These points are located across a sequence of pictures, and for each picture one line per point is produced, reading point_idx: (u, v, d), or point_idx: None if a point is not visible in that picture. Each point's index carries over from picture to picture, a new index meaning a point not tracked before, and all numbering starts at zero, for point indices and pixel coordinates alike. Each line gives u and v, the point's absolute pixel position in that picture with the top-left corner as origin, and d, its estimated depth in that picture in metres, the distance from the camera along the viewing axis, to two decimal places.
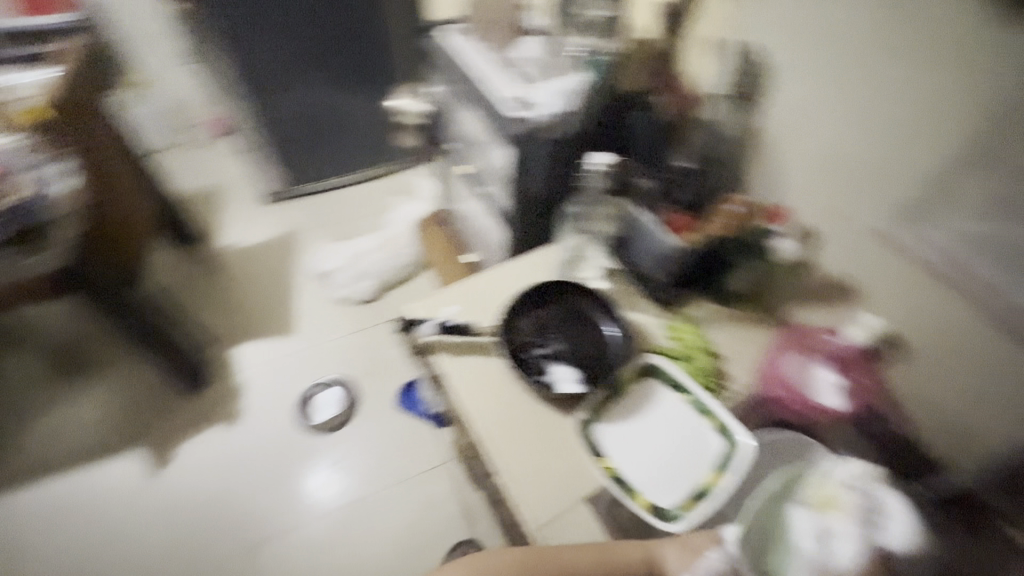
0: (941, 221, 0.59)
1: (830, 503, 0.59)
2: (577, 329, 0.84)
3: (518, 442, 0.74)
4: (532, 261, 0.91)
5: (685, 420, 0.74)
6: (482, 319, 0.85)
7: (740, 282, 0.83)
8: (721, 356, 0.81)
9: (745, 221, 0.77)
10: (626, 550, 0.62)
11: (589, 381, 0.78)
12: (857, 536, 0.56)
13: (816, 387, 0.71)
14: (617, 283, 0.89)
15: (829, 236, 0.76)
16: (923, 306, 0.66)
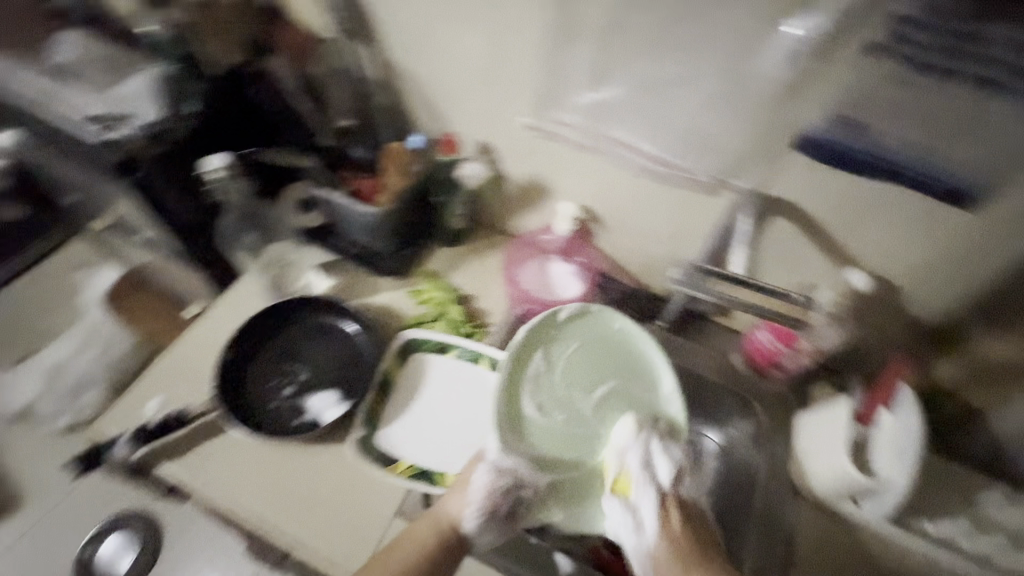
0: (569, 100, 0.62)
1: (625, 484, 0.58)
2: (316, 347, 0.73)
3: (297, 504, 0.62)
4: (233, 300, 0.76)
5: (459, 376, 0.72)
6: (195, 395, 0.68)
7: (458, 219, 0.81)
8: (469, 296, 0.81)
9: (412, 163, 0.73)
10: (423, 532, 0.58)
11: (351, 394, 0.69)
12: (648, 501, 0.58)
13: (553, 279, 0.77)
14: (343, 275, 0.80)
15: (500, 147, 0.74)
16: (595, 180, 0.71)
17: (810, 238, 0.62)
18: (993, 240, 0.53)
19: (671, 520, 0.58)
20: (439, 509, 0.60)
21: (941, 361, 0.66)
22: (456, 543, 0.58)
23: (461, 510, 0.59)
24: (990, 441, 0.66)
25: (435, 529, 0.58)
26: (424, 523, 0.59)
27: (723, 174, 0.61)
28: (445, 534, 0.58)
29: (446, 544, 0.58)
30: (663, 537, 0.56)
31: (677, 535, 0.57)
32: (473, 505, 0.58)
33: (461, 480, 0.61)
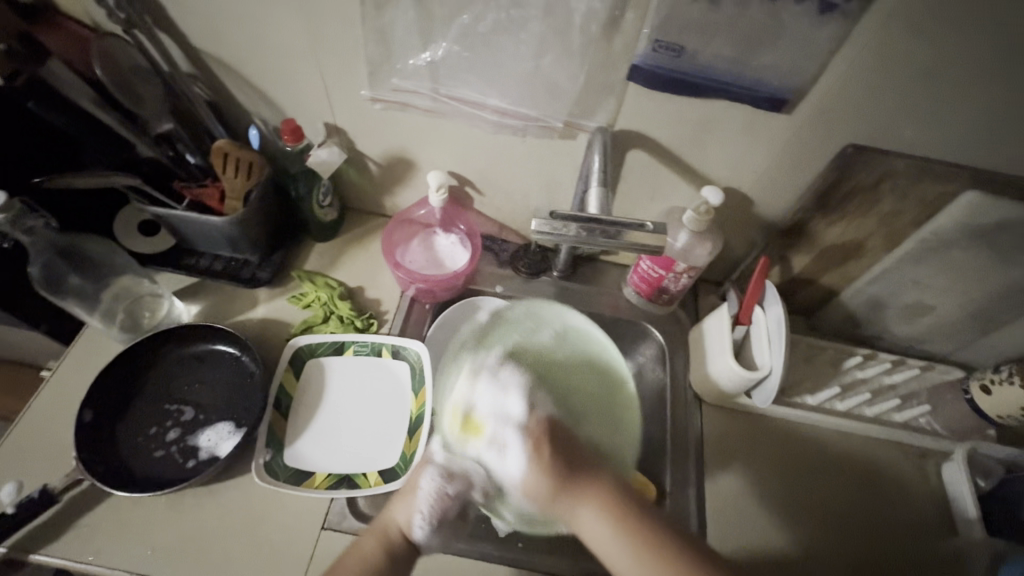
0: (406, 65, 0.60)
1: (478, 430, 0.53)
2: (195, 380, 0.66)
3: (209, 549, 0.57)
4: (86, 348, 0.68)
5: (361, 372, 0.70)
6: (60, 467, 0.60)
7: (326, 210, 0.76)
8: (360, 287, 0.77)
9: (248, 161, 0.66)
10: (369, 550, 0.49)
11: (244, 420, 0.64)
12: (511, 445, 0.50)
13: (442, 251, 0.76)
14: (213, 295, 0.73)
15: (350, 127, 0.69)
16: (456, 145, 0.69)
17: (665, 164, 0.66)
18: (811, 137, 0.59)
19: (538, 446, 0.50)
20: (384, 521, 0.51)
21: (794, 255, 0.72)
22: (409, 552, 0.50)
23: (409, 519, 0.50)
24: (844, 313, 0.76)
25: (381, 543, 0.49)
26: (370, 539, 0.50)
27: (572, 117, 0.62)
28: (394, 544, 0.50)
29: (397, 554, 0.49)
30: (530, 465, 0.49)
31: (542, 445, 0.50)
32: (424, 513, 0.49)
33: (410, 486, 0.51)
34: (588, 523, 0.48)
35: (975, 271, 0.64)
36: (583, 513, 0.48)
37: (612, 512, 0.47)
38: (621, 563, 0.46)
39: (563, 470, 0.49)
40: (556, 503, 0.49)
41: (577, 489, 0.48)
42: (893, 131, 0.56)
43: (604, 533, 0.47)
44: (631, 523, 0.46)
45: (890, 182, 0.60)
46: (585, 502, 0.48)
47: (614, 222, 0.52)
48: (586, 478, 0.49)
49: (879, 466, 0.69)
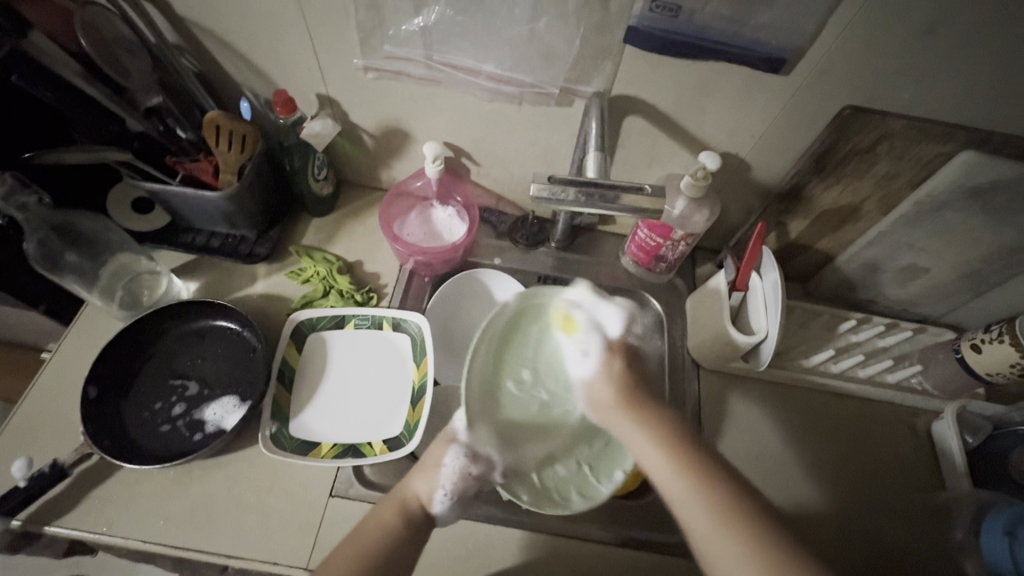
0: (399, 31, 0.58)
1: (575, 327, 0.61)
2: (198, 356, 0.67)
3: (220, 518, 0.59)
4: (86, 326, 0.68)
5: (363, 345, 0.70)
6: (68, 442, 0.61)
7: (322, 184, 0.75)
8: (358, 261, 0.77)
9: (242, 134, 0.65)
10: (386, 515, 0.51)
11: (248, 394, 0.65)
12: (593, 350, 0.59)
13: (439, 222, 0.76)
14: (211, 271, 0.73)
15: (343, 98, 0.68)
16: (452, 115, 0.68)
17: (662, 130, 0.65)
18: (809, 99, 0.59)
19: (614, 366, 0.57)
20: (401, 491, 0.54)
21: (791, 220, 0.72)
22: (424, 522, 0.53)
23: (431, 491, 0.54)
24: (839, 278, 0.77)
25: (399, 510, 0.52)
26: (389, 506, 0.52)
27: (569, 83, 0.61)
28: (411, 512, 0.52)
29: (414, 520, 0.52)
30: (607, 379, 0.56)
31: (618, 373, 0.56)
32: (446, 487, 0.55)
33: (429, 461, 0.56)
34: (640, 446, 0.51)
35: (969, 232, 0.64)
36: (631, 428, 0.53)
37: (666, 440, 0.50)
38: (670, 486, 0.48)
39: (628, 393, 0.55)
40: (614, 416, 0.55)
41: (639, 413, 0.53)
42: (891, 91, 0.56)
43: (655, 452, 0.50)
44: (684, 449, 0.49)
45: (887, 145, 0.60)
46: (643, 424, 0.52)
47: (613, 186, 0.52)
48: (649, 408, 0.53)
49: (871, 425, 0.71)
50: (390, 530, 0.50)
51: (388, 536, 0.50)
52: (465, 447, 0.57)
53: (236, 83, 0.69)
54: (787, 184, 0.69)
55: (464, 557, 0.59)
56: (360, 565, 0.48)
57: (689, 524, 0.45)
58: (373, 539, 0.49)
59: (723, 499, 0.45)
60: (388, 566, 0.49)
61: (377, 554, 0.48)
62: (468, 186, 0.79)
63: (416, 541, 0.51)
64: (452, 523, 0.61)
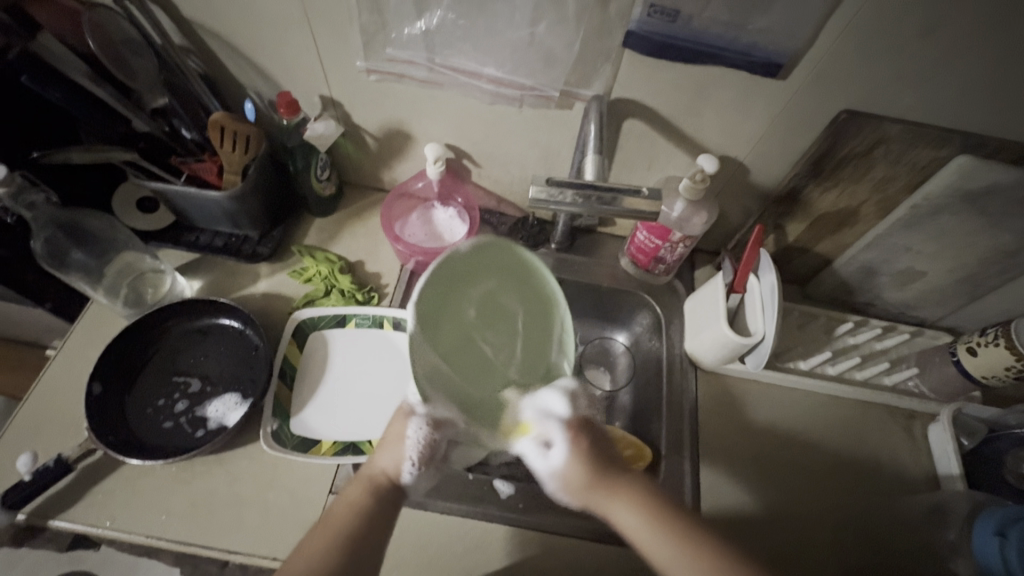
0: (401, 34, 0.59)
1: (528, 428, 0.53)
2: (201, 354, 0.68)
3: (222, 514, 0.59)
4: (91, 323, 0.69)
5: (363, 344, 0.71)
6: (73, 437, 0.62)
7: (324, 185, 0.76)
8: (359, 260, 0.78)
9: (247, 135, 0.66)
10: (354, 495, 0.50)
11: (250, 391, 0.65)
12: (554, 434, 0.52)
13: (440, 223, 0.77)
14: (214, 270, 0.74)
15: (346, 100, 0.69)
16: (453, 117, 0.69)
17: (661, 133, 0.66)
18: (806, 102, 0.59)
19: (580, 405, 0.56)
20: (367, 469, 0.53)
21: (788, 223, 0.73)
22: (393, 492, 0.51)
23: (397, 465, 0.52)
24: (837, 280, 0.77)
25: (368, 487, 0.51)
26: (356, 485, 0.52)
27: (568, 86, 0.62)
28: (379, 487, 0.51)
29: (383, 494, 0.51)
30: (572, 459, 0.51)
31: (585, 447, 0.52)
32: (410, 458, 0.52)
33: (389, 432, 0.54)
34: (626, 522, 0.49)
35: (966, 236, 0.65)
36: (617, 508, 0.49)
37: (649, 513, 0.48)
38: (660, 555, 0.47)
39: (601, 469, 0.51)
40: (592, 498, 0.50)
41: (613, 487, 0.50)
42: (888, 95, 0.56)
43: (642, 529, 0.48)
44: (667, 520, 0.48)
45: (883, 149, 0.61)
46: (621, 499, 0.49)
47: (610, 188, 0.53)
48: (620, 481, 0.51)
49: (868, 427, 0.71)
50: (359, 510, 0.49)
51: (356, 515, 0.49)
52: (425, 417, 0.53)
53: (241, 84, 0.70)
54: (785, 187, 0.69)
55: (462, 553, 0.60)
56: (332, 547, 0.46)
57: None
58: (343, 521, 0.48)
59: (723, 560, 0.45)
60: (362, 544, 0.47)
61: (347, 533, 0.47)
62: (468, 187, 0.80)
63: (388, 514, 0.50)
64: (449, 519, 0.62)
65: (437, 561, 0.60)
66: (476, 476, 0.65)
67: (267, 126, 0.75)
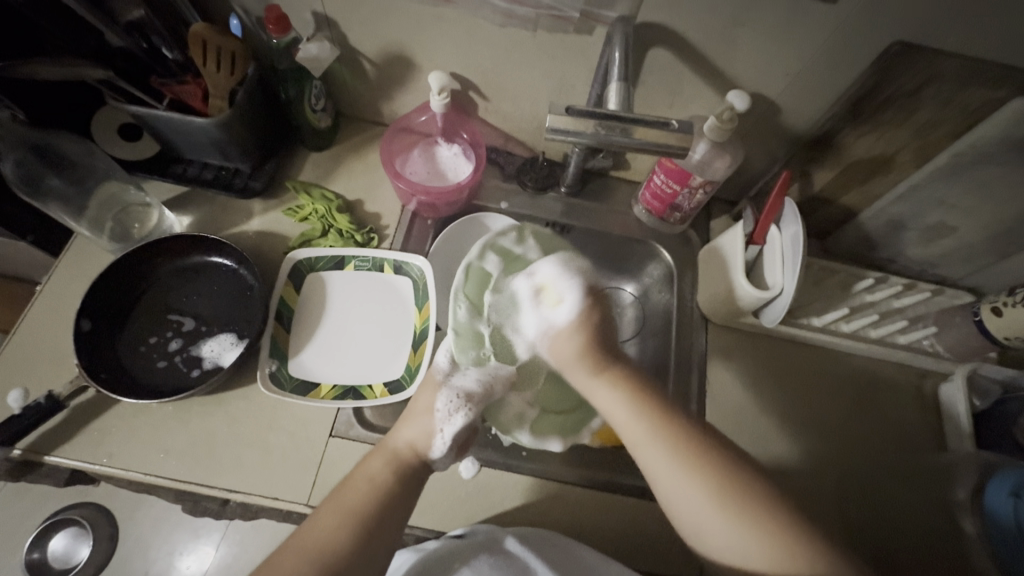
0: None
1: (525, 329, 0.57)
2: (192, 292, 0.65)
3: (222, 453, 0.59)
4: (76, 257, 0.66)
5: (363, 287, 0.68)
6: (65, 373, 0.60)
7: (320, 116, 0.71)
8: (357, 199, 0.74)
9: (232, 53, 0.59)
10: (377, 470, 0.50)
11: (246, 331, 0.63)
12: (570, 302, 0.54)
13: (445, 162, 0.72)
14: (204, 206, 0.70)
15: (342, 17, 0.62)
16: (461, 40, 0.62)
17: (688, 65, 0.60)
18: (855, 33, 0.53)
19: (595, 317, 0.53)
20: (391, 442, 0.53)
21: (816, 171, 0.68)
22: (418, 469, 0.52)
23: (421, 437, 0.52)
24: (861, 235, 0.73)
25: (390, 462, 0.51)
26: (377, 462, 0.51)
27: (589, 6, 0.55)
28: (405, 462, 0.52)
29: (409, 472, 0.51)
30: (575, 326, 0.53)
31: (593, 328, 0.53)
32: (445, 432, 0.53)
33: (415, 407, 0.55)
34: (608, 399, 0.50)
35: (1008, 188, 0.61)
36: (601, 389, 0.51)
37: (632, 392, 0.50)
38: (633, 431, 0.48)
39: (594, 348, 0.52)
40: (586, 381, 0.52)
41: (603, 365, 0.52)
42: (950, 26, 0.50)
43: (620, 406, 0.49)
44: (648, 399, 0.49)
45: (932, 89, 0.55)
46: (605, 377, 0.51)
47: (634, 119, 0.48)
48: (615, 365, 0.52)
49: (880, 386, 0.70)
50: (381, 485, 0.49)
51: (380, 492, 0.48)
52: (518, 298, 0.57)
53: None
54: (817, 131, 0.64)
55: (463, 496, 0.60)
56: (351, 521, 0.46)
57: (655, 470, 0.46)
58: (367, 494, 0.48)
59: (688, 438, 0.47)
60: (382, 523, 0.47)
61: (372, 510, 0.47)
62: (475, 123, 0.75)
63: (413, 490, 0.51)
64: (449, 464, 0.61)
65: (438, 502, 0.60)
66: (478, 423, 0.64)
67: (256, 48, 0.68)
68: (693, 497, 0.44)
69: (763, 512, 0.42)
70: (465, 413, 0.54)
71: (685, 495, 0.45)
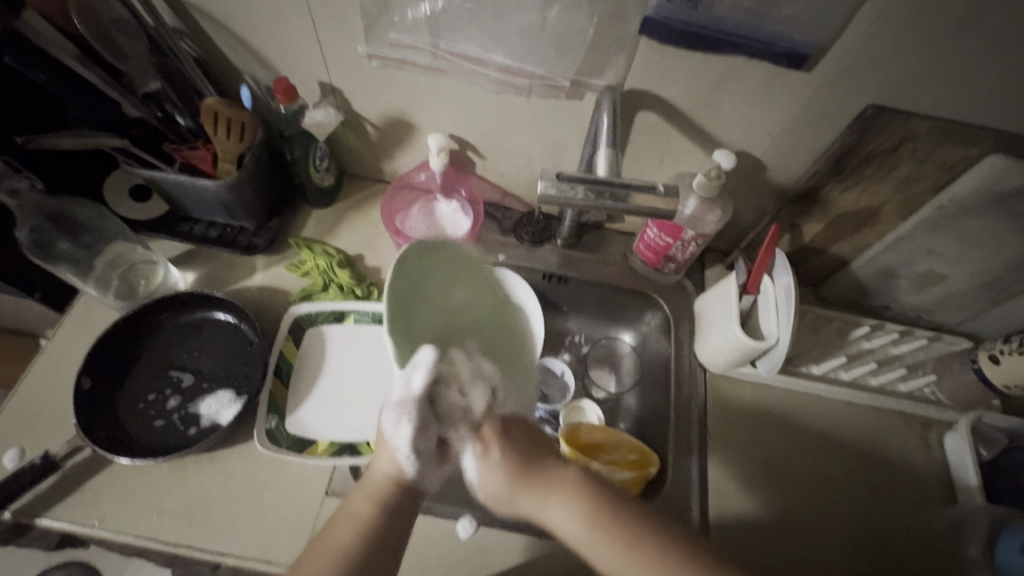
0: (404, 17, 0.56)
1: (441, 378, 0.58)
2: (193, 349, 0.66)
3: (216, 514, 0.58)
4: (82, 314, 0.67)
5: (362, 340, 0.69)
6: (59, 433, 0.59)
7: (323, 176, 0.72)
8: (359, 254, 0.76)
9: (241, 121, 0.63)
10: (363, 510, 0.49)
11: (246, 387, 0.64)
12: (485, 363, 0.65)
13: (445, 217, 0.75)
14: (208, 261, 0.72)
15: (347, 87, 0.66)
16: (458, 106, 0.66)
17: (674, 126, 0.63)
18: (831, 97, 0.56)
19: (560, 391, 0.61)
20: (371, 475, 0.52)
21: (805, 223, 0.70)
22: (401, 494, 0.51)
23: (394, 462, 0.52)
24: (854, 283, 0.75)
25: (376, 498, 0.50)
26: (368, 498, 0.50)
27: (579, 76, 0.59)
28: (388, 494, 0.51)
29: (396, 502, 0.51)
30: (501, 471, 0.54)
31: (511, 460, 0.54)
32: (403, 448, 0.51)
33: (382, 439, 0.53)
34: (559, 519, 0.50)
35: (992, 239, 0.62)
36: (555, 511, 0.51)
37: (590, 508, 0.49)
38: (607, 559, 0.47)
39: (524, 467, 0.53)
40: (530, 506, 0.52)
41: (546, 488, 0.52)
42: (921, 90, 0.53)
43: (579, 532, 0.49)
44: (604, 517, 0.48)
45: (910, 146, 0.58)
46: (558, 496, 0.51)
47: (623, 184, 0.49)
48: (554, 478, 0.53)
49: (884, 436, 0.69)
50: (366, 526, 0.48)
51: (361, 535, 0.48)
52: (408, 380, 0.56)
53: (237, 69, 0.67)
54: (802, 186, 0.67)
55: (459, 559, 0.59)
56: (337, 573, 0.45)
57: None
58: (345, 541, 0.47)
59: (651, 546, 0.46)
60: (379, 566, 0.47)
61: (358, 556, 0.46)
62: (473, 180, 0.78)
63: (402, 516, 0.50)
64: (445, 523, 0.60)
65: (434, 564, 0.58)
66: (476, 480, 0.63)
67: (265, 114, 0.72)
68: None
69: None
70: (409, 420, 0.52)
71: None
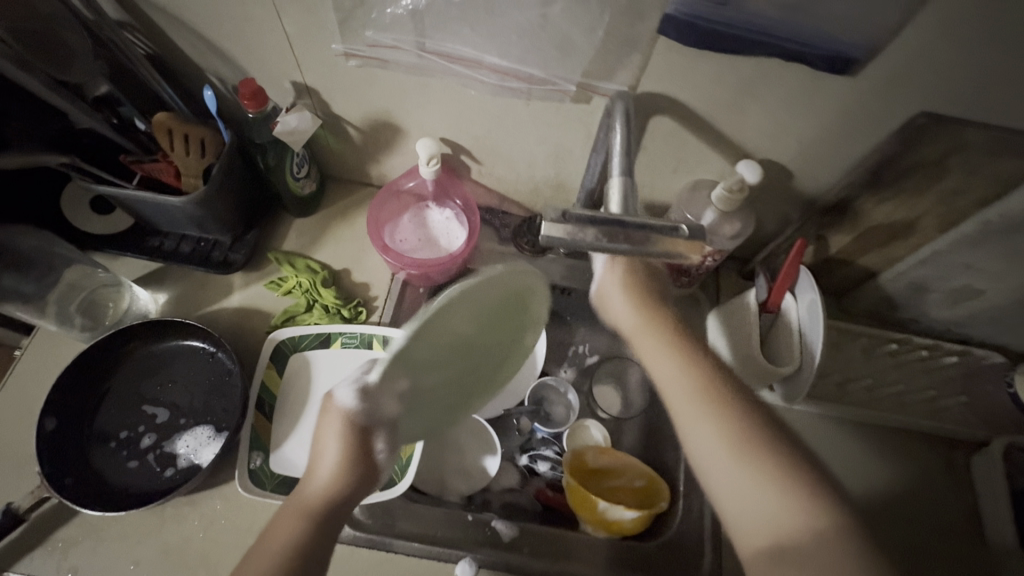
0: (384, 14, 0.48)
1: None
2: (165, 380, 0.60)
3: (197, 564, 0.54)
4: (45, 345, 0.62)
5: (350, 366, 0.64)
6: (22, 481, 0.55)
7: (302, 183, 0.66)
8: (345, 268, 0.70)
9: (200, 137, 0.57)
10: (291, 525, 0.45)
11: (226, 421, 0.59)
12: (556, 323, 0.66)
13: (439, 227, 0.68)
14: (181, 280, 0.66)
15: (324, 87, 0.59)
16: (450, 109, 0.59)
17: (693, 132, 0.56)
18: (875, 104, 0.49)
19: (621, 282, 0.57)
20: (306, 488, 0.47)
21: (833, 234, 0.64)
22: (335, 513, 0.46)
23: (331, 479, 0.46)
24: (881, 295, 0.69)
25: (304, 512, 0.45)
26: (295, 510, 0.46)
27: (586, 79, 0.52)
28: (321, 508, 0.46)
29: (327, 521, 0.46)
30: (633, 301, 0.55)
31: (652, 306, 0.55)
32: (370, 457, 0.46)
33: (326, 439, 0.47)
34: (659, 370, 0.51)
35: None
36: (662, 364, 0.51)
37: (702, 379, 0.49)
38: (670, 392, 0.49)
39: (655, 316, 0.54)
40: (638, 344, 0.54)
41: (681, 349, 0.51)
42: (980, 98, 0.46)
43: (670, 377, 0.50)
44: (721, 391, 0.48)
45: (958, 158, 0.51)
46: (664, 353, 0.51)
47: (641, 226, 0.43)
48: (687, 348, 0.51)
49: (909, 462, 0.65)
50: (297, 539, 0.44)
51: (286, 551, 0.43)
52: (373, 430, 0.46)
53: (198, 68, 0.59)
54: (833, 196, 0.60)
55: None
56: None
57: (680, 428, 0.47)
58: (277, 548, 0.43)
59: (741, 421, 0.46)
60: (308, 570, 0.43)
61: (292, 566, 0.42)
62: (468, 185, 0.71)
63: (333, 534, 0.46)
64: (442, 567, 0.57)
65: None
66: (475, 518, 0.59)
67: (235, 116, 0.65)
68: (727, 478, 0.44)
69: (828, 505, 0.41)
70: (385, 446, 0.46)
71: (724, 478, 0.45)
